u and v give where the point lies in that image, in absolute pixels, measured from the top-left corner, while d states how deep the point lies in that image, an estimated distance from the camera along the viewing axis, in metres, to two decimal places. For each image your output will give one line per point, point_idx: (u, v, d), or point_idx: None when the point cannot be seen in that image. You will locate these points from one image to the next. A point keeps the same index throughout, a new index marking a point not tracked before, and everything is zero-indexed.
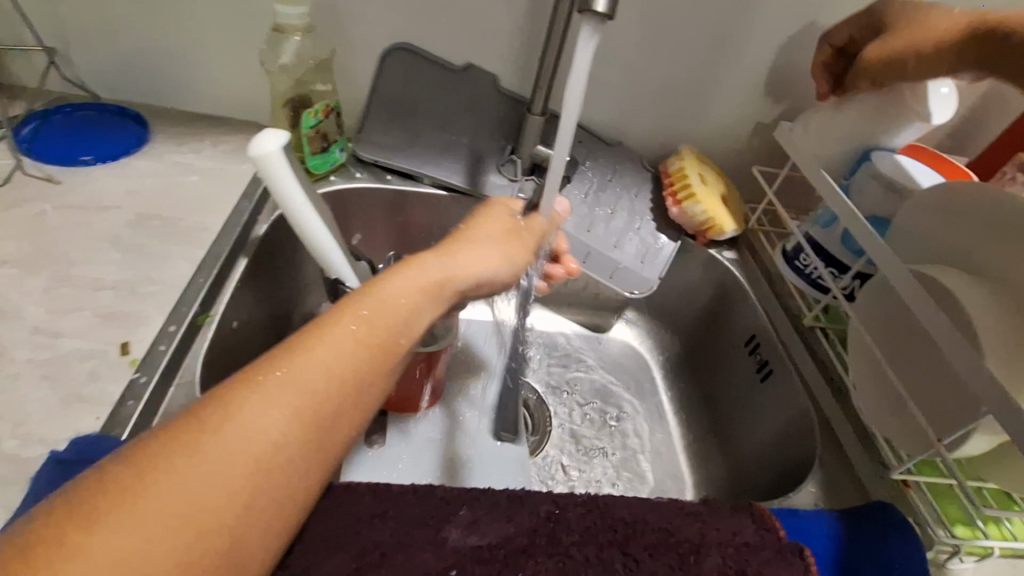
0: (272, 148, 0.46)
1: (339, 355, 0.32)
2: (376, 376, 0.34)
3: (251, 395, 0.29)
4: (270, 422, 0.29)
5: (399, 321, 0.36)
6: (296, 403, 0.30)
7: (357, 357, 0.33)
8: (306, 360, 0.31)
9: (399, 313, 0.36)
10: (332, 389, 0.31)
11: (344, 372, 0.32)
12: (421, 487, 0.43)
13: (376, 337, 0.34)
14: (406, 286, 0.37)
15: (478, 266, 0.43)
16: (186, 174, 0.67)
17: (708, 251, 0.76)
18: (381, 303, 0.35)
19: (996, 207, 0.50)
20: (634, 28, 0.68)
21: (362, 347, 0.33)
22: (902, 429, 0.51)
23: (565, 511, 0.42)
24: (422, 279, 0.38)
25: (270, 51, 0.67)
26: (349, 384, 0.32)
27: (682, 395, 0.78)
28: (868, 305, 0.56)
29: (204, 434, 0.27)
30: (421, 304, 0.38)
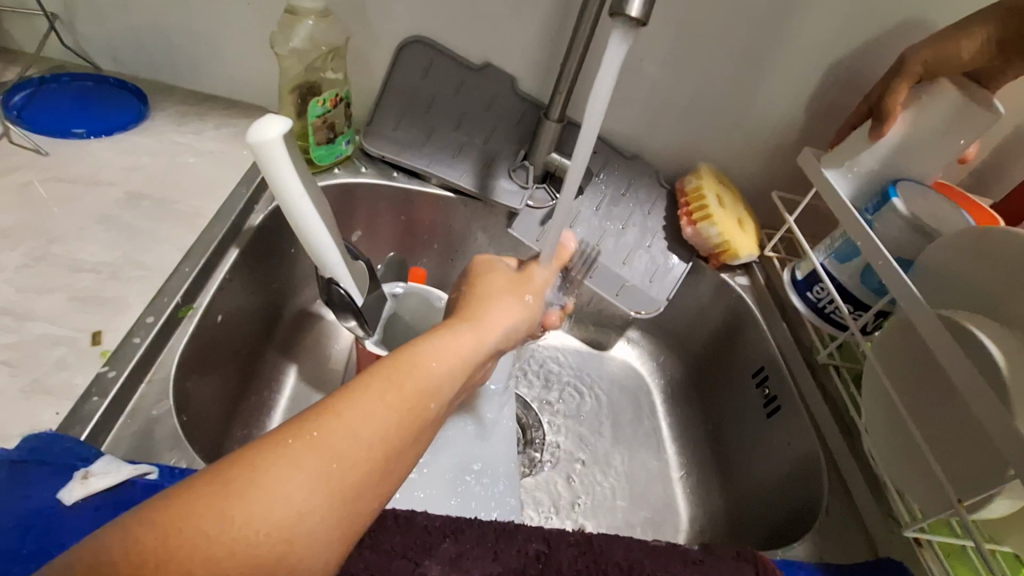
0: (273, 135, 0.43)
1: (373, 420, 0.31)
2: (407, 445, 0.32)
3: (282, 459, 0.28)
4: (298, 489, 0.27)
5: (433, 386, 0.34)
6: (325, 468, 0.29)
7: (389, 425, 0.31)
8: (337, 422, 0.30)
9: (435, 378, 0.35)
10: (364, 457, 0.30)
11: (376, 440, 0.31)
12: (401, 512, 0.39)
13: (409, 402, 0.33)
14: (442, 348, 0.37)
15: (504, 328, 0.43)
16: (183, 155, 0.64)
17: (721, 275, 0.73)
18: (418, 364, 0.35)
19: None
20: (662, 39, 0.65)
21: (398, 412, 0.32)
22: (919, 484, 0.48)
23: (556, 551, 0.39)
24: (457, 342, 0.38)
25: (281, 34, 0.63)
26: (380, 452, 0.31)
27: (683, 422, 0.75)
28: (886, 347, 0.53)
29: (228, 498, 0.26)
30: (456, 369, 0.37)
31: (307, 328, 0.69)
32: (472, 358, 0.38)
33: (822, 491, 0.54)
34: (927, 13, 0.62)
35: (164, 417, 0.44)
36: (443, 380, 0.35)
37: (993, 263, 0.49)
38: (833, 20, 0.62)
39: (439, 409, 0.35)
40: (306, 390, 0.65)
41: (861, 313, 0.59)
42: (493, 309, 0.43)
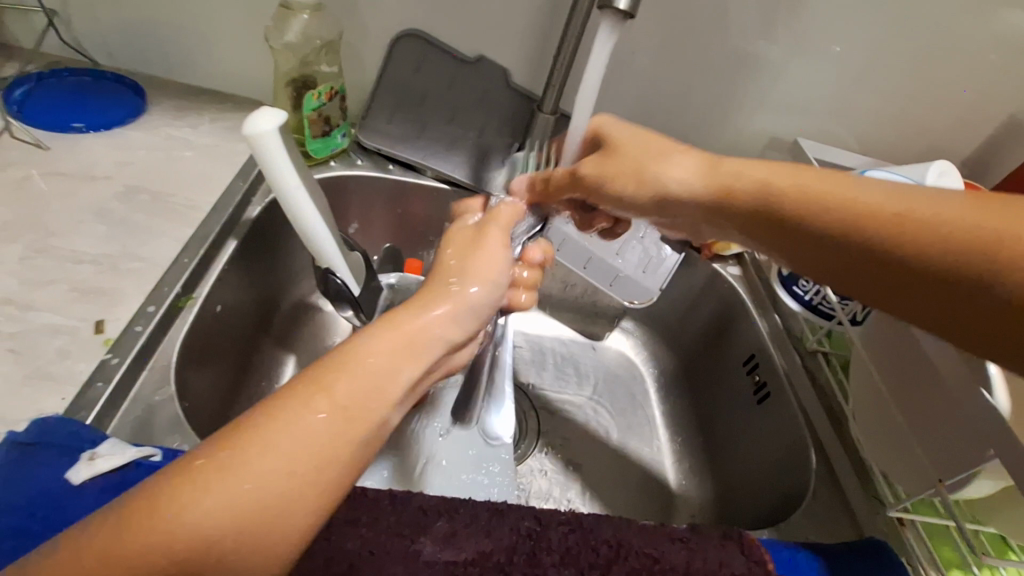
0: (267, 128, 0.44)
1: (292, 430, 0.29)
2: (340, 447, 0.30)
3: (193, 478, 0.28)
4: (204, 514, 0.27)
5: (371, 384, 0.32)
6: (238, 487, 0.28)
7: (313, 433, 0.30)
8: (256, 442, 0.29)
9: (367, 373, 0.32)
10: (294, 468, 0.29)
11: (302, 450, 0.29)
12: (398, 493, 0.40)
13: (339, 406, 0.31)
14: (378, 339, 0.33)
15: (472, 310, 0.38)
16: (181, 148, 0.65)
17: (713, 265, 0.74)
18: (352, 361, 0.32)
19: None
20: (653, 32, 0.67)
21: (324, 419, 0.30)
22: (903, 466, 0.49)
23: (547, 529, 0.40)
24: (397, 328, 0.34)
25: (275, 28, 0.64)
26: (303, 460, 0.29)
27: (676, 410, 0.76)
28: (872, 332, 0.54)
29: (138, 528, 0.27)
30: (395, 354, 0.33)
31: (305, 320, 0.70)
32: (420, 341, 0.35)
33: (810, 474, 0.55)
34: (914, 6, 0.63)
35: (165, 403, 0.45)
36: (386, 371, 0.33)
37: None
38: (818, 14, 0.64)
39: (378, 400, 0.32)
40: None
41: (846, 302, 0.60)
42: (450, 282, 0.39)
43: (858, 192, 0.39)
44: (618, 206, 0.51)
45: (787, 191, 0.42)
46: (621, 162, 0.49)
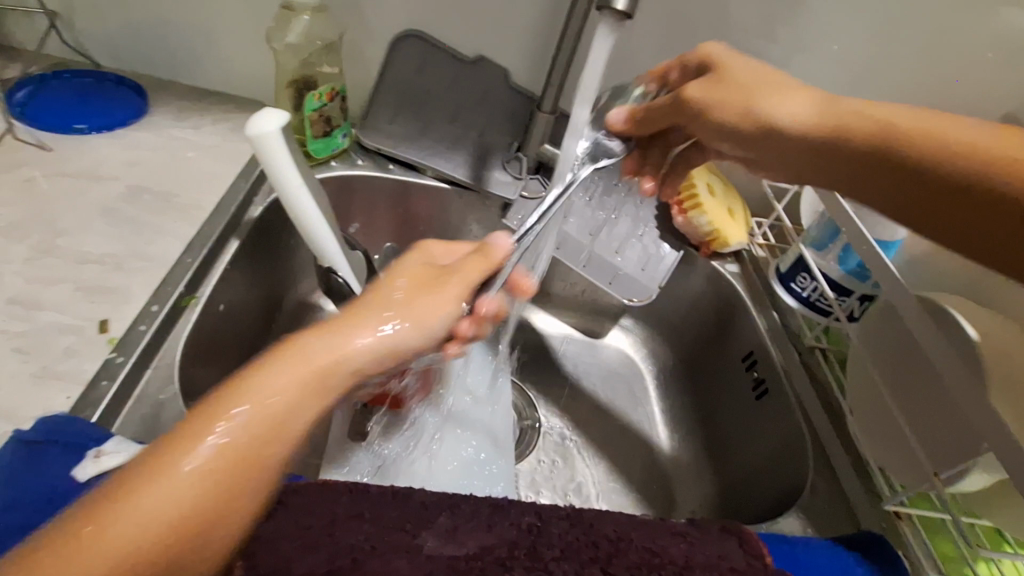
0: (272, 129, 0.44)
1: (166, 500, 0.28)
2: (216, 503, 0.29)
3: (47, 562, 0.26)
4: None
5: (257, 442, 0.31)
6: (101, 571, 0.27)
7: (183, 490, 0.29)
8: (122, 502, 0.28)
9: (251, 421, 0.31)
10: (156, 529, 0.28)
11: (172, 508, 0.28)
12: (401, 489, 0.42)
13: (220, 471, 0.30)
14: (269, 380, 0.32)
15: (381, 350, 0.36)
16: (184, 149, 0.66)
17: (712, 263, 0.75)
18: (236, 419, 0.31)
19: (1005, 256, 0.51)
20: (651, 32, 0.67)
21: (200, 486, 0.29)
22: (900, 461, 0.50)
23: (548, 524, 0.41)
24: (290, 370, 0.33)
25: (277, 29, 0.65)
26: (176, 532, 0.28)
27: (676, 408, 0.76)
28: (869, 327, 0.54)
29: None
30: (291, 400, 0.32)
31: (305, 320, 0.70)
32: (322, 387, 0.34)
33: (807, 469, 0.56)
34: (911, 4, 0.63)
35: (170, 401, 0.45)
36: (280, 420, 0.32)
37: None
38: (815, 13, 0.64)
39: (265, 451, 0.31)
40: None
41: (843, 298, 0.61)
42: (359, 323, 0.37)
43: (982, 138, 0.38)
44: (709, 135, 0.49)
45: (915, 129, 0.40)
46: (729, 89, 0.47)
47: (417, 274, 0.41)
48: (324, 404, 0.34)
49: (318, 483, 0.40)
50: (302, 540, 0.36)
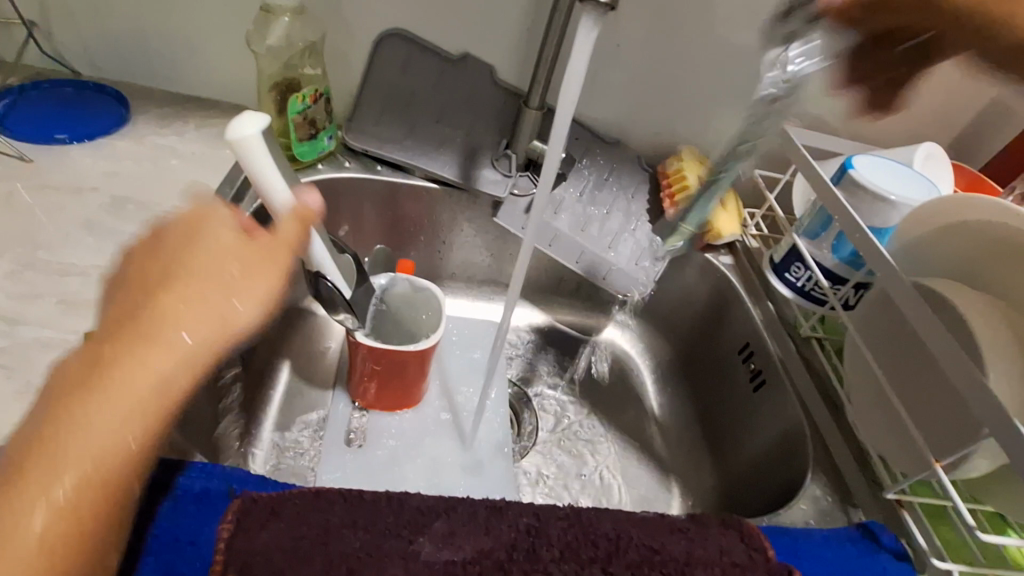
0: (251, 132, 0.43)
1: (47, 486, 0.29)
2: (76, 536, 0.30)
3: None
4: None
5: (120, 419, 0.31)
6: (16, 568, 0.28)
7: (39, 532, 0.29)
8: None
9: (71, 475, 0.30)
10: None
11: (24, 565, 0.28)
12: (396, 495, 0.40)
13: (82, 459, 0.30)
14: (89, 428, 0.31)
15: (206, 320, 0.34)
16: (168, 157, 0.65)
17: (706, 255, 0.75)
18: (91, 410, 0.31)
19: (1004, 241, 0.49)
20: (636, 24, 0.67)
21: (83, 468, 0.30)
22: (899, 447, 0.49)
23: (546, 524, 0.40)
24: (113, 407, 0.31)
25: (257, 32, 0.64)
26: (97, 500, 0.31)
27: (674, 401, 0.76)
28: (866, 314, 0.54)
29: None
30: (118, 431, 0.31)
31: (299, 324, 0.71)
32: (151, 412, 0.32)
33: (807, 459, 0.55)
34: None
35: None
36: (127, 448, 0.31)
37: (967, 236, 0.51)
38: None
39: (120, 481, 0.32)
40: (300, 385, 0.68)
41: (838, 287, 0.60)
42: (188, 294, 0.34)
43: None
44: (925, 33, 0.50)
45: None
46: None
47: (163, 253, 0.36)
48: (168, 412, 0.33)
49: (310, 490, 0.39)
50: (297, 551, 0.35)
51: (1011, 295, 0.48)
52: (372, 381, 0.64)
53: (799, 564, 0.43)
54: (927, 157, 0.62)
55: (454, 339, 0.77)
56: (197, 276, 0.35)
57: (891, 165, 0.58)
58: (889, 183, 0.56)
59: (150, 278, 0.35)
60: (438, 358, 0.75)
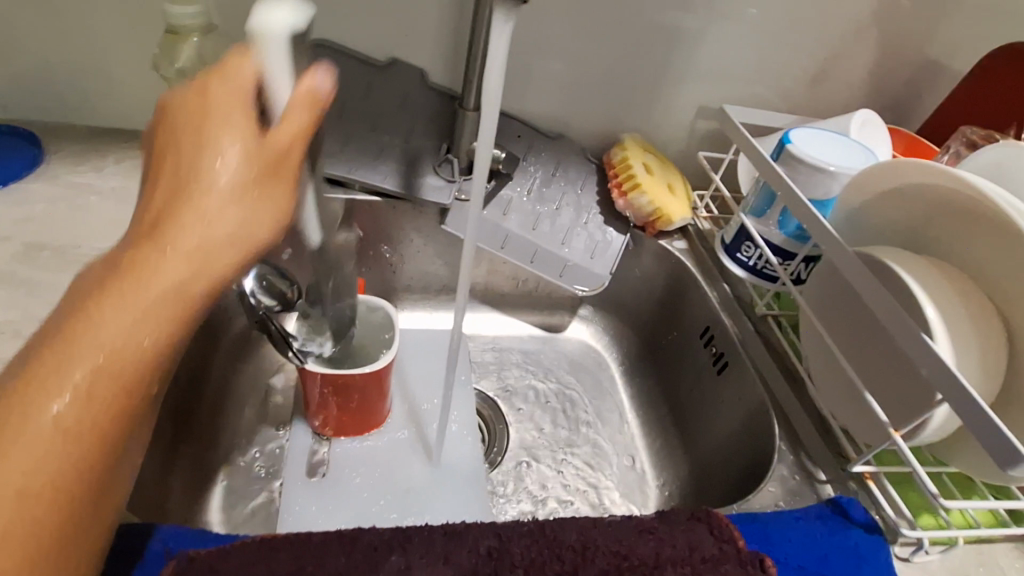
0: (278, 28, 0.34)
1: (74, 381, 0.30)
2: (96, 442, 0.30)
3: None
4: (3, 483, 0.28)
5: (150, 316, 0.32)
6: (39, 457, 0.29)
7: (54, 425, 0.29)
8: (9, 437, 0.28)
9: (97, 366, 0.30)
10: (30, 477, 0.28)
11: (39, 451, 0.29)
12: (347, 533, 0.38)
13: (111, 355, 0.31)
14: (107, 326, 0.31)
15: (236, 221, 0.34)
16: (85, 196, 0.62)
17: (659, 242, 0.74)
18: (123, 298, 0.32)
19: (943, 201, 0.48)
20: (565, 14, 0.65)
21: (109, 361, 0.31)
22: (859, 418, 0.49)
23: (509, 544, 0.38)
24: (137, 316, 0.31)
25: (164, 55, 0.60)
26: (116, 395, 0.31)
27: (641, 392, 0.75)
28: (816, 287, 0.54)
29: None
30: (133, 331, 0.31)
31: (249, 355, 0.68)
32: (170, 316, 0.32)
33: (773, 439, 0.55)
34: None
35: None
36: (149, 351, 0.32)
37: (906, 198, 0.50)
38: None
39: (137, 383, 0.32)
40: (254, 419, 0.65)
41: (788, 262, 0.60)
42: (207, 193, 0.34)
43: None
44: None
45: None
46: None
47: (183, 153, 0.35)
48: (193, 316, 0.34)
49: (253, 540, 0.37)
50: None
51: (954, 256, 0.48)
52: (328, 409, 0.61)
53: (769, 550, 0.43)
54: (866, 123, 0.63)
55: (414, 353, 0.75)
56: (221, 184, 0.34)
57: (826, 134, 0.59)
58: (828, 154, 0.55)
59: (179, 184, 0.34)
60: (399, 374, 0.72)
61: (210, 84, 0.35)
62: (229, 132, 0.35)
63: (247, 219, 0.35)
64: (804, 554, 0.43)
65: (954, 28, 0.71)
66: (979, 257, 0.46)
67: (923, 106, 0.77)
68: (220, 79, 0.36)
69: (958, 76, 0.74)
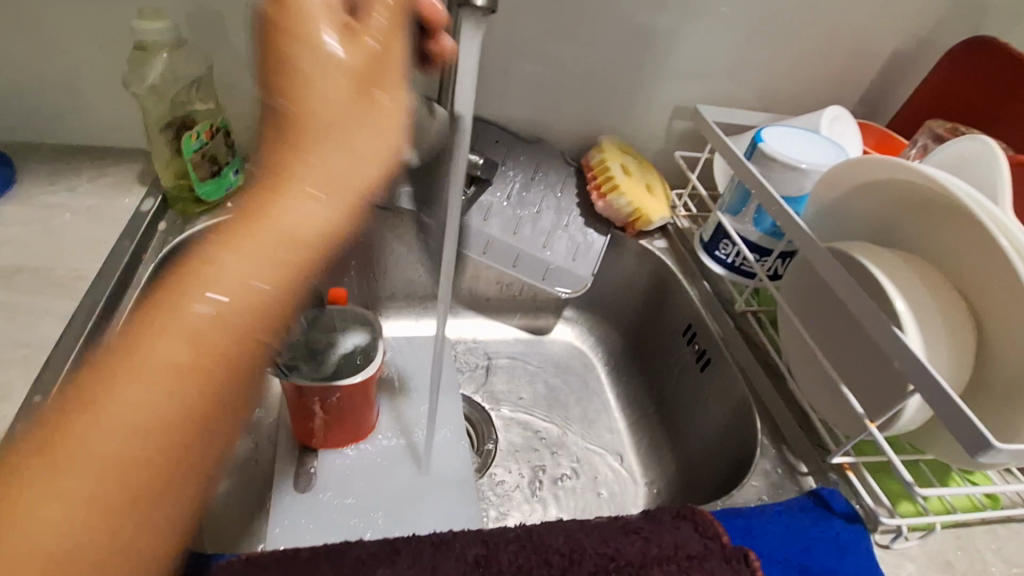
0: None
1: (177, 329, 0.29)
2: (207, 386, 0.29)
3: (92, 391, 0.27)
4: (111, 429, 0.26)
5: (263, 261, 0.31)
6: (153, 401, 0.27)
7: (172, 366, 0.28)
8: (124, 371, 0.27)
9: (215, 309, 0.29)
10: (143, 420, 0.27)
11: (153, 393, 0.27)
12: (334, 548, 0.38)
13: (224, 301, 0.30)
14: (226, 266, 0.30)
15: (345, 154, 0.34)
16: (57, 216, 0.61)
17: (640, 242, 0.75)
18: (235, 243, 0.31)
19: (911, 196, 0.49)
20: (538, 20, 0.66)
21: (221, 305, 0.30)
22: (837, 411, 0.50)
23: (496, 552, 0.39)
24: (254, 255, 0.31)
25: (134, 73, 0.59)
26: (226, 341, 0.30)
27: (628, 391, 0.76)
28: (794, 282, 0.55)
29: (39, 460, 0.25)
30: (249, 272, 0.31)
31: None
32: (289, 259, 0.32)
33: (755, 434, 0.56)
34: None
35: None
36: (259, 292, 0.31)
37: (874, 193, 0.52)
38: None
39: (249, 329, 0.30)
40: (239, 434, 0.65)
41: (766, 258, 0.61)
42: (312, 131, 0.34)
43: None
44: None
45: None
46: None
47: (283, 91, 0.34)
48: (301, 255, 0.32)
49: (237, 559, 0.37)
50: None
51: (921, 248, 0.49)
52: (315, 424, 0.61)
53: (751, 544, 0.43)
54: (838, 118, 0.64)
55: (401, 361, 0.75)
56: (324, 115, 0.34)
57: (796, 131, 0.60)
58: (800, 152, 0.56)
59: (289, 123, 0.34)
60: (386, 383, 0.72)
61: (289, 7, 0.34)
62: (322, 65, 0.34)
63: (351, 158, 0.34)
64: (786, 546, 0.44)
65: (922, 23, 0.72)
66: (946, 248, 0.47)
67: (893, 100, 0.78)
68: (300, 3, 0.34)
69: (926, 70, 0.76)
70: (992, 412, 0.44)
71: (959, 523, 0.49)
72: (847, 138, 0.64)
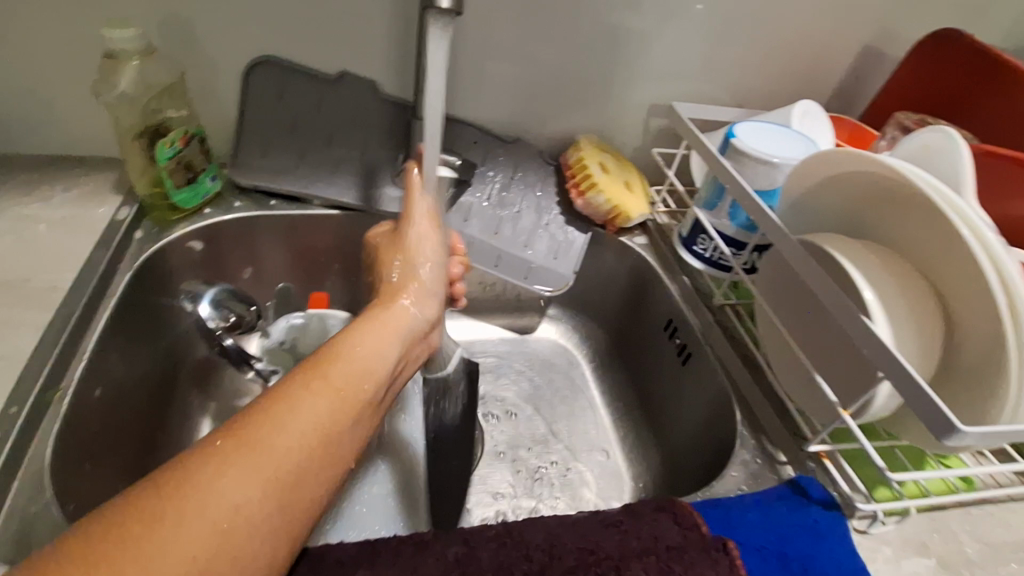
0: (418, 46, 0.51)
1: (306, 410, 0.32)
2: (324, 465, 0.32)
3: (228, 449, 0.29)
4: (241, 487, 0.28)
5: (372, 365, 0.36)
6: (283, 464, 0.30)
7: (329, 404, 0.33)
8: (261, 434, 0.30)
9: (348, 374, 0.35)
10: (298, 458, 0.30)
11: (308, 433, 0.31)
12: (313, 553, 0.38)
13: (344, 388, 0.34)
14: (348, 362, 0.36)
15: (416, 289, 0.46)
16: (31, 227, 0.60)
17: (620, 239, 0.75)
18: (351, 347, 0.37)
19: (875, 188, 0.50)
20: (513, 20, 0.66)
21: (341, 398, 0.34)
22: (813, 400, 0.51)
23: (476, 550, 0.39)
24: (368, 355, 0.37)
25: (103, 81, 0.58)
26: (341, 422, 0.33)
27: (613, 387, 0.77)
28: (767, 273, 0.55)
29: (176, 501, 0.27)
30: (365, 369, 0.36)
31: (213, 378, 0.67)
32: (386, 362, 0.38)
33: (735, 427, 0.56)
34: None
35: (41, 512, 0.42)
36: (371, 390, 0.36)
37: (840, 185, 0.53)
38: None
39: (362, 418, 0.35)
40: None
41: (742, 252, 0.62)
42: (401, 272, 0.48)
43: None
44: None
45: None
46: None
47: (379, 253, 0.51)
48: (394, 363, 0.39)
49: None
50: None
51: (888, 238, 0.50)
52: None
53: (729, 534, 0.44)
54: (807, 112, 0.65)
55: None
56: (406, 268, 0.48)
57: (765, 125, 0.61)
58: (771, 146, 0.57)
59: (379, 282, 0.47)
60: None
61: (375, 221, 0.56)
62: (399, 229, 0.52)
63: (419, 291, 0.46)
64: (764, 535, 0.45)
65: (891, 17, 0.73)
66: (909, 236, 0.48)
67: (865, 92, 0.80)
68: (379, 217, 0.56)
69: (896, 63, 0.77)
70: (959, 398, 0.45)
71: (933, 506, 0.50)
72: (818, 131, 0.65)
